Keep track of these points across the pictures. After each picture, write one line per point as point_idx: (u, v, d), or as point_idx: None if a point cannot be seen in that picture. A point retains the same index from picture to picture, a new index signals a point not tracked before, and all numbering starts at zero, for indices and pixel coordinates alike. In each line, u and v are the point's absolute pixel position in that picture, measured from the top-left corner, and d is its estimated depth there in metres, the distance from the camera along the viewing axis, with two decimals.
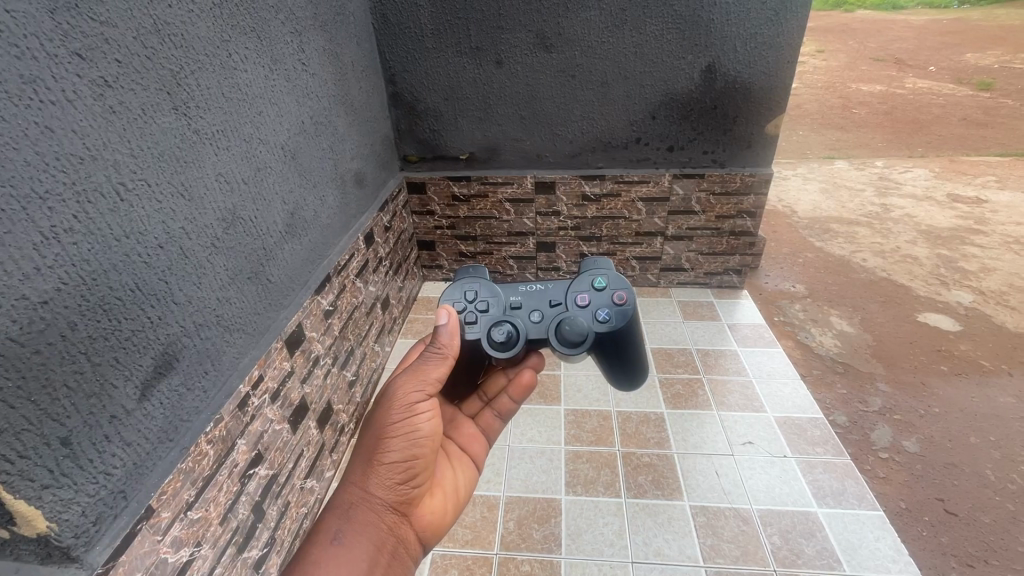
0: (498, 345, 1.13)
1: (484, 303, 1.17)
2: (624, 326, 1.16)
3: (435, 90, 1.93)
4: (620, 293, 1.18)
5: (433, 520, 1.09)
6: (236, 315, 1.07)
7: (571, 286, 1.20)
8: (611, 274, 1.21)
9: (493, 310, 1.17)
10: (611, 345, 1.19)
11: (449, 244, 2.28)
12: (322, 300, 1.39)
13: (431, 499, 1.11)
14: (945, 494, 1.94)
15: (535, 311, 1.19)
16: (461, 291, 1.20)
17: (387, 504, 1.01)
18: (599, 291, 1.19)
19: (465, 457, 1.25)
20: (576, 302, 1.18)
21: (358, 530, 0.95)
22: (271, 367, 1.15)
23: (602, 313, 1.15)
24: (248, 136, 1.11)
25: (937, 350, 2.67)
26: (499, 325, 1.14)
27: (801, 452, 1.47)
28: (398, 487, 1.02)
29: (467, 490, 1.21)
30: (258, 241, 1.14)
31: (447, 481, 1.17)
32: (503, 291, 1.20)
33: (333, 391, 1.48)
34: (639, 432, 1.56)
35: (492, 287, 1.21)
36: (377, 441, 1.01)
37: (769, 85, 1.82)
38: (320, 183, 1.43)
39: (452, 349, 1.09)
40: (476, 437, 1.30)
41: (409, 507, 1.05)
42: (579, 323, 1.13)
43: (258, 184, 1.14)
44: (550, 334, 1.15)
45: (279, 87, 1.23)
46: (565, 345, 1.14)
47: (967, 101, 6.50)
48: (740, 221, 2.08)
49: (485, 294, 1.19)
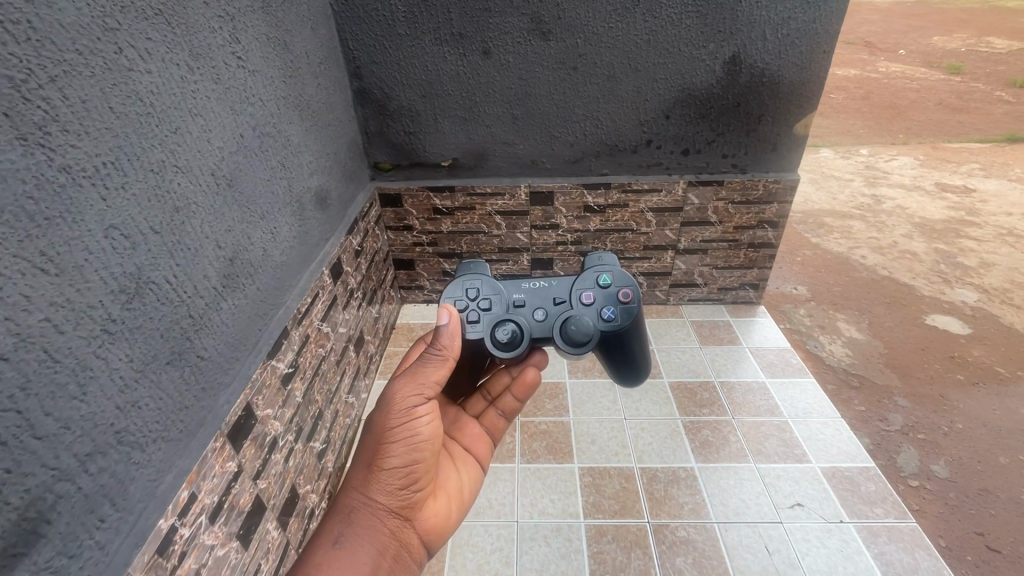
0: (501, 345, 1.10)
1: (486, 301, 1.14)
2: (628, 326, 1.16)
3: (411, 85, 1.62)
4: (626, 291, 1.17)
5: (437, 522, 1.06)
6: (150, 422, 0.76)
7: (574, 285, 1.19)
8: (615, 272, 1.21)
9: (495, 309, 1.14)
10: (614, 345, 1.18)
11: (431, 263, 1.98)
12: (278, 365, 1.09)
13: (434, 502, 1.07)
14: (984, 527, 1.78)
15: (539, 307, 1.17)
16: (461, 288, 1.16)
17: (390, 509, 0.97)
18: (604, 290, 1.18)
19: (468, 457, 1.21)
20: (581, 300, 1.17)
21: (359, 534, 0.92)
22: (208, 478, 0.86)
23: (607, 312, 1.15)
24: (159, 164, 0.79)
25: (951, 357, 2.53)
26: (503, 324, 1.12)
27: (860, 516, 1.27)
28: (399, 491, 0.98)
29: (473, 490, 1.18)
30: (180, 309, 0.83)
31: (451, 485, 1.12)
32: (506, 288, 1.18)
33: (298, 472, 1.18)
34: (670, 496, 1.33)
35: (496, 284, 1.18)
36: (377, 445, 0.96)
37: (801, 79, 1.57)
38: (269, 212, 1.11)
39: (452, 350, 1.03)
40: (479, 436, 1.26)
41: (413, 511, 1.01)
42: (584, 324, 1.12)
43: (179, 228, 0.83)
44: (554, 333, 1.13)
45: (204, 91, 0.91)
46: (569, 344, 1.13)
47: (940, 84, 6.47)
48: (760, 232, 1.85)
49: (488, 291, 1.16)
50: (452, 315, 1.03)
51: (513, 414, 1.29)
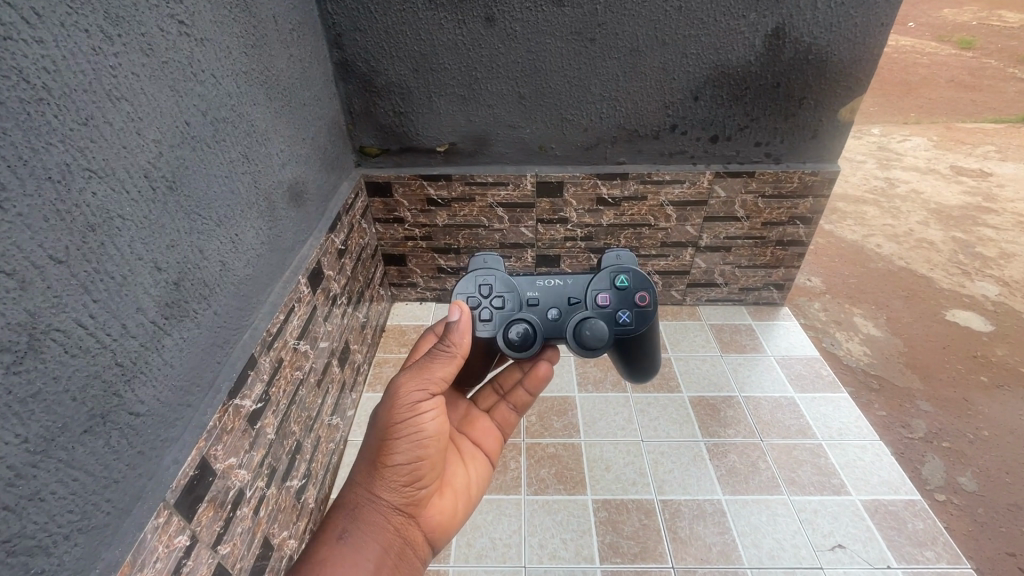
0: (514, 348, 0.92)
1: (499, 298, 0.93)
2: (643, 331, 0.95)
3: (401, 57, 1.39)
4: (643, 293, 0.94)
5: (444, 520, 0.92)
6: (60, 513, 0.58)
7: (583, 282, 0.96)
8: (633, 266, 0.97)
9: (509, 307, 0.94)
10: (626, 349, 0.99)
11: (424, 259, 1.78)
12: (243, 404, 0.91)
13: (441, 499, 0.93)
14: (1017, 548, 1.52)
15: (550, 307, 0.95)
16: (474, 282, 0.95)
17: (396, 507, 0.84)
18: (617, 290, 0.95)
19: (478, 452, 1.04)
20: (597, 301, 0.94)
21: (364, 531, 0.80)
22: (149, 565, 0.68)
23: (623, 316, 0.94)
24: (62, 169, 0.59)
25: (974, 356, 2.25)
26: (513, 327, 0.92)
27: (909, 561, 1.14)
28: (406, 488, 0.84)
29: (480, 484, 1.02)
30: (102, 359, 0.63)
31: (459, 480, 0.98)
32: (520, 283, 0.96)
33: (271, 520, 1.01)
34: (695, 534, 1.19)
35: (509, 278, 0.96)
36: (381, 440, 0.82)
37: (852, 56, 1.37)
38: (226, 217, 0.91)
39: (463, 346, 0.86)
40: (489, 429, 1.09)
41: (420, 509, 0.87)
42: (595, 331, 0.91)
43: (96, 252, 0.63)
44: (567, 337, 0.94)
45: (130, 67, 0.70)
46: (581, 350, 0.93)
47: (951, 59, 6.14)
48: (791, 229, 1.67)
49: (499, 286, 0.95)
50: (463, 312, 0.87)
51: (525, 408, 1.11)
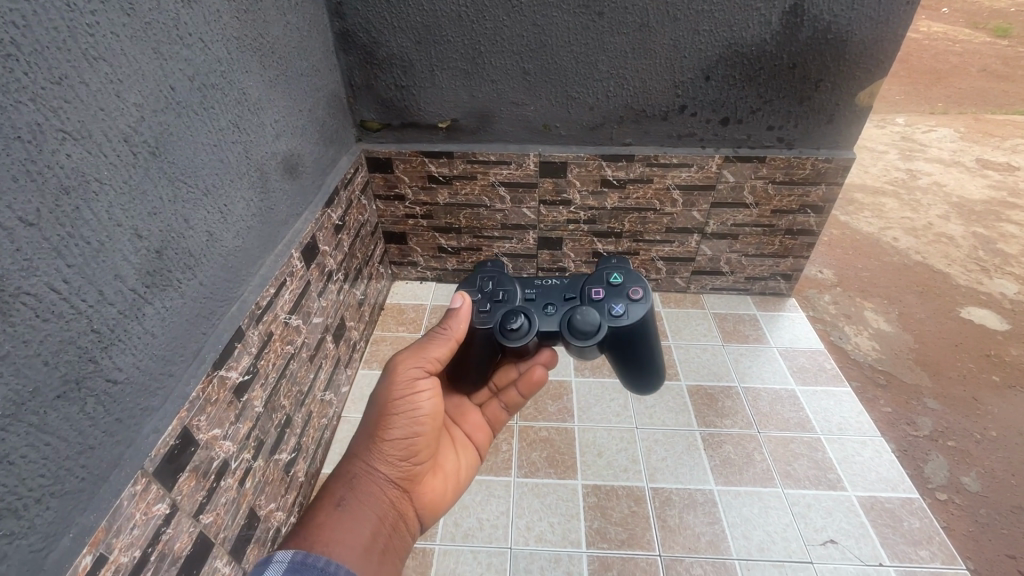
0: (510, 336, 0.89)
1: (498, 292, 0.94)
2: (638, 324, 0.90)
3: (403, 28, 1.35)
4: (635, 289, 0.92)
5: (434, 500, 0.91)
6: (30, 477, 0.58)
7: (576, 280, 0.96)
8: (625, 265, 0.96)
9: (508, 300, 0.93)
10: (624, 348, 0.93)
11: (425, 237, 1.76)
12: (229, 376, 0.90)
13: (433, 480, 0.92)
14: (1018, 550, 1.49)
15: (545, 301, 0.94)
16: (476, 279, 0.97)
17: (391, 478, 0.84)
18: (608, 284, 0.93)
19: (467, 443, 1.04)
20: (590, 294, 0.92)
21: (361, 500, 0.79)
22: (124, 532, 0.68)
23: (616, 308, 0.90)
24: (32, 129, 0.57)
25: (988, 355, 2.19)
26: (507, 316, 0.90)
27: (902, 559, 1.12)
28: (401, 461, 0.85)
29: (468, 472, 1.02)
30: (74, 325, 0.63)
31: (449, 465, 0.98)
32: (519, 282, 0.97)
33: (257, 492, 1.02)
34: (684, 524, 1.17)
35: (509, 275, 0.97)
36: (381, 411, 0.84)
37: (874, 37, 1.30)
38: (214, 188, 0.89)
39: (458, 333, 0.90)
40: (480, 424, 1.08)
41: (414, 485, 0.88)
42: (584, 317, 0.88)
43: (69, 217, 0.62)
44: (561, 328, 0.90)
45: (111, 26, 0.67)
46: (573, 341, 0.89)
47: (985, 48, 5.88)
48: (801, 218, 1.62)
49: (499, 282, 0.95)
50: (466, 301, 0.92)
51: (517, 409, 1.09)
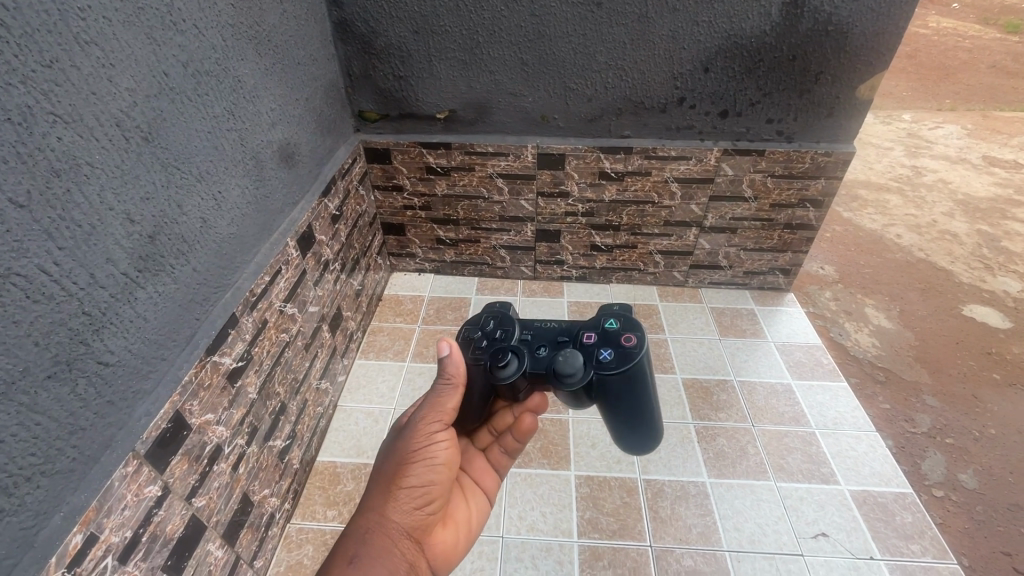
0: (495, 373, 0.83)
1: (494, 329, 0.88)
2: (627, 375, 0.81)
3: (401, 18, 1.35)
4: (630, 336, 0.83)
5: (446, 552, 0.85)
6: (21, 456, 0.58)
7: (573, 324, 0.88)
8: (626, 311, 0.87)
9: (502, 338, 0.87)
10: (614, 399, 0.82)
11: (424, 229, 1.76)
12: (222, 362, 0.91)
13: (444, 530, 0.87)
14: (1013, 548, 1.49)
15: (540, 344, 0.87)
16: (475, 316, 0.92)
17: (406, 532, 0.78)
18: (602, 329, 0.85)
19: (477, 488, 0.98)
20: (583, 338, 0.84)
21: (375, 557, 0.73)
22: (115, 513, 0.69)
23: (605, 353, 0.82)
24: (23, 111, 0.58)
25: (988, 353, 2.17)
26: (496, 353, 0.84)
27: (893, 553, 1.12)
28: (415, 513, 0.80)
29: (480, 520, 0.96)
30: (66, 307, 0.63)
31: (459, 514, 0.91)
32: (518, 321, 0.91)
33: (250, 478, 1.02)
34: (676, 516, 1.18)
35: (511, 315, 0.92)
36: (396, 462, 0.80)
37: (875, 30, 1.29)
38: (208, 176, 0.89)
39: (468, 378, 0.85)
40: (485, 467, 1.01)
41: (427, 537, 0.82)
42: (567, 359, 0.80)
43: (60, 199, 0.62)
44: (548, 369, 0.83)
45: (103, 11, 0.68)
46: (557, 383, 0.81)
47: (994, 44, 5.80)
48: (800, 212, 1.61)
49: (499, 320, 0.90)
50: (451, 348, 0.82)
51: (518, 451, 1.02)
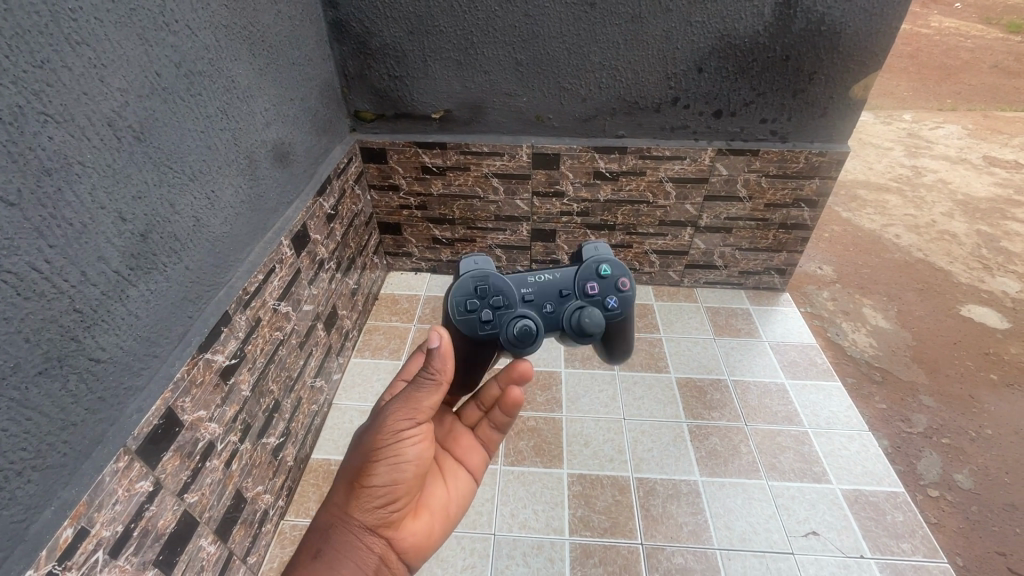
0: (516, 345, 0.89)
1: (496, 300, 0.90)
2: (628, 313, 0.96)
3: (396, 18, 1.36)
4: (625, 279, 0.95)
5: (421, 541, 0.84)
6: (12, 450, 0.59)
7: (565, 274, 0.94)
8: (610, 253, 0.96)
9: (506, 306, 0.91)
10: (614, 332, 0.99)
11: (420, 228, 1.77)
12: (215, 359, 0.92)
13: (419, 518, 0.85)
14: (1008, 548, 1.49)
15: (543, 302, 0.92)
16: (468, 287, 0.91)
17: (372, 527, 0.77)
18: (600, 278, 0.93)
19: (460, 469, 0.95)
20: (585, 290, 0.93)
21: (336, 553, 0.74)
22: (107, 507, 0.70)
23: (610, 302, 0.93)
24: (14, 111, 0.59)
25: (986, 353, 2.17)
26: (512, 325, 0.89)
27: (883, 552, 1.12)
28: (382, 508, 0.77)
29: (463, 501, 0.94)
30: (58, 306, 0.64)
31: (439, 498, 0.89)
32: (511, 282, 0.93)
33: (244, 474, 1.03)
34: (667, 514, 1.18)
35: (502, 277, 0.93)
36: (362, 459, 0.76)
37: (867, 30, 1.29)
38: (202, 175, 0.90)
39: (447, 374, 0.76)
40: (473, 445, 0.98)
41: (398, 528, 0.80)
42: (587, 320, 0.89)
43: (51, 198, 0.63)
44: (563, 328, 0.92)
45: (94, 11, 0.69)
46: (575, 340, 0.92)
47: (996, 44, 5.77)
48: (794, 212, 1.62)
49: (496, 287, 0.91)
50: (443, 339, 0.74)
51: (509, 426, 0.99)
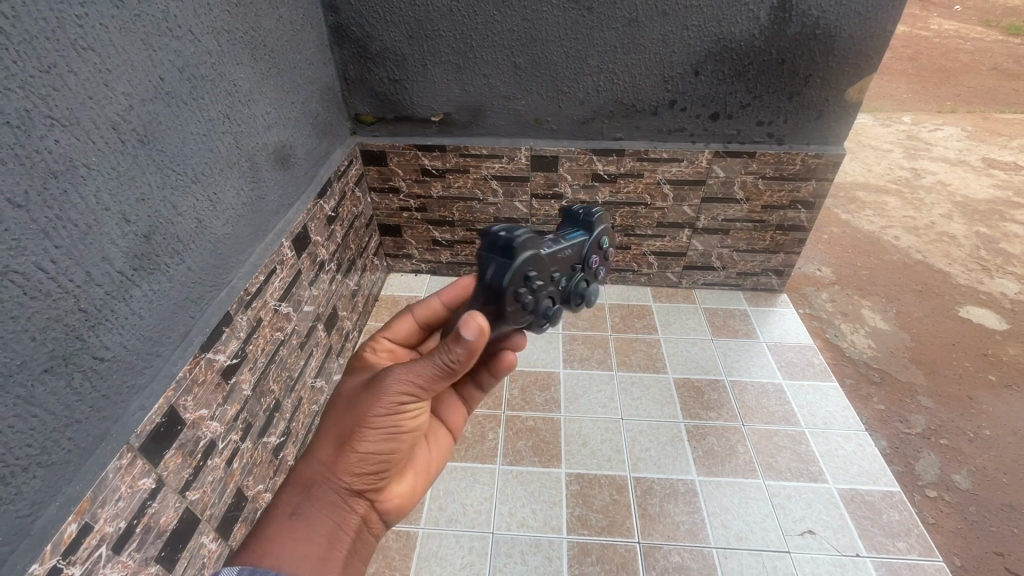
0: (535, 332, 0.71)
1: (536, 285, 0.66)
2: None
3: (396, 23, 1.37)
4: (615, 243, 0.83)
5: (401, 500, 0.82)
6: (18, 446, 0.61)
7: (581, 238, 0.75)
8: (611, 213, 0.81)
9: (542, 292, 0.67)
10: None
11: (420, 230, 1.78)
12: (216, 359, 0.93)
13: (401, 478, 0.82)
14: (1006, 548, 1.50)
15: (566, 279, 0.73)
16: (511, 270, 0.63)
17: (356, 488, 0.73)
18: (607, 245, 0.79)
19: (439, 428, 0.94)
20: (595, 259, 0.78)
21: (317, 511, 0.70)
22: (109, 503, 0.72)
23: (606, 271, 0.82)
24: (21, 115, 0.60)
25: (985, 354, 2.17)
26: (546, 314, 0.69)
27: (879, 551, 1.13)
28: (369, 472, 0.73)
29: (440, 460, 0.94)
30: (63, 305, 0.66)
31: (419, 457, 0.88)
32: (547, 259, 0.68)
33: (244, 473, 1.05)
34: (665, 513, 1.19)
35: (540, 253, 0.66)
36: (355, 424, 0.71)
37: (862, 33, 1.31)
38: (203, 176, 0.91)
39: (467, 367, 0.67)
40: (454, 404, 0.97)
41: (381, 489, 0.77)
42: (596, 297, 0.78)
43: (58, 199, 0.65)
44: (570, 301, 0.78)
45: (100, 17, 0.70)
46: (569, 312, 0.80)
47: (997, 46, 5.78)
48: (791, 213, 1.63)
49: (537, 270, 0.66)
50: (482, 336, 0.64)
51: (491, 388, 0.97)
